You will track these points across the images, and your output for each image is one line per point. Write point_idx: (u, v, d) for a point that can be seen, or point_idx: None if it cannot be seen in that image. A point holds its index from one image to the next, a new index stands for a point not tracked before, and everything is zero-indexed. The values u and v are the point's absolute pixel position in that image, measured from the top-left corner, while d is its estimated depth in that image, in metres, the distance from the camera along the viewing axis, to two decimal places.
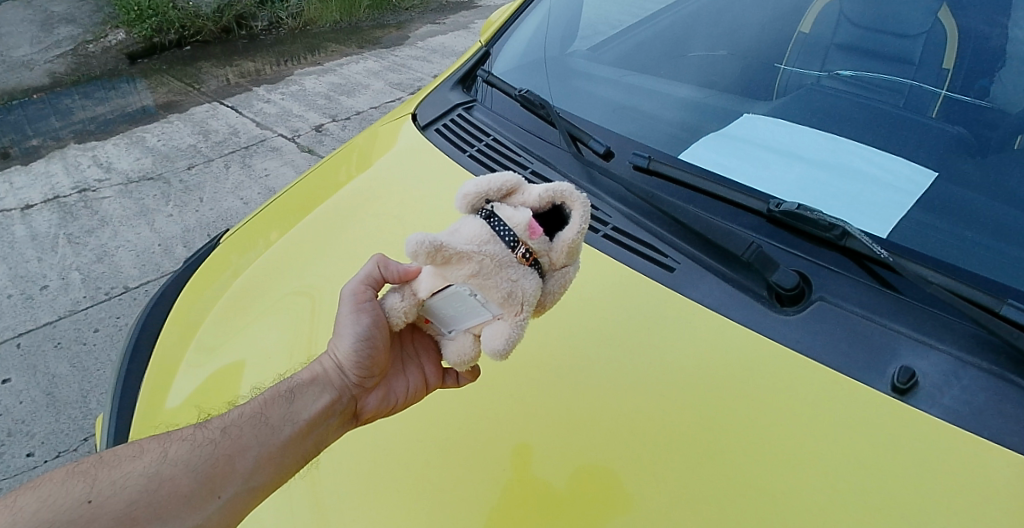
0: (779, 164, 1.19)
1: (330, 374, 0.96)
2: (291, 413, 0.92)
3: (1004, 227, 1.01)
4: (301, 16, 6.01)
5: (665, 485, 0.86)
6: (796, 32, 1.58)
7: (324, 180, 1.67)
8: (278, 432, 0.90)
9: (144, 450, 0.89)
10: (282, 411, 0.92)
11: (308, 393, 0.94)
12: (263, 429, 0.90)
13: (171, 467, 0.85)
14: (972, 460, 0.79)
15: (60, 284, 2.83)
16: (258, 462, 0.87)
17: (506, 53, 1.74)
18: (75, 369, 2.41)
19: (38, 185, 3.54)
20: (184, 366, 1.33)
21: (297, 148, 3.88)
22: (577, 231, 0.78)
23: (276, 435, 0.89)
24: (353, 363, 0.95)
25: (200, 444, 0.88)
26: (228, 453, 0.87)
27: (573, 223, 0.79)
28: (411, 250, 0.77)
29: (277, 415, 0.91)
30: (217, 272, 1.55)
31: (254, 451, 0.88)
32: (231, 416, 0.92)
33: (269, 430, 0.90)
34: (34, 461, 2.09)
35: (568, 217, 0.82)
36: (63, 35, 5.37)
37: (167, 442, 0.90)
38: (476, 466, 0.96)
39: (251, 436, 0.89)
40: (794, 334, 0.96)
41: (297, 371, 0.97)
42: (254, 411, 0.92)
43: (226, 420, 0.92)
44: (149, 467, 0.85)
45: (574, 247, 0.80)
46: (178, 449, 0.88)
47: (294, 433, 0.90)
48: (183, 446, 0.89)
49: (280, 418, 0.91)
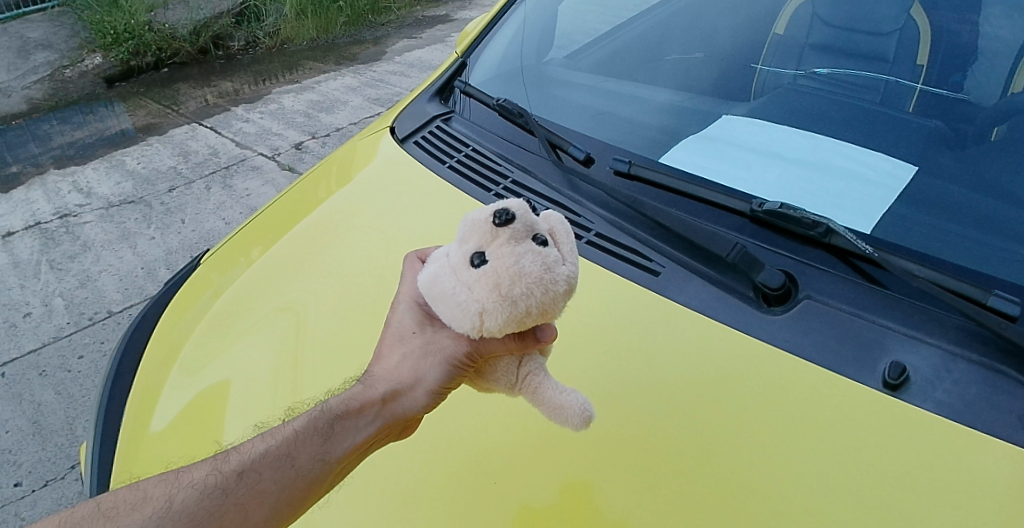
0: (760, 164, 1.19)
1: (380, 402, 0.88)
2: (324, 450, 0.87)
3: (985, 217, 1.01)
4: (278, 35, 6.05)
5: (652, 493, 0.84)
6: (770, 34, 1.60)
7: (304, 195, 1.65)
8: (302, 472, 0.86)
9: (146, 498, 0.86)
10: (314, 450, 0.88)
11: (354, 426, 0.88)
12: (288, 472, 0.86)
13: (175, 521, 0.83)
14: (972, 454, 0.77)
15: (44, 310, 2.78)
16: (276, 509, 0.85)
17: (483, 64, 1.74)
18: (60, 396, 2.36)
19: (19, 212, 3.50)
20: (168, 389, 1.30)
21: (278, 166, 3.86)
22: (467, 239, 0.78)
23: (297, 478, 0.86)
24: (423, 401, 0.89)
25: (207, 492, 0.86)
26: (241, 502, 0.85)
27: (469, 229, 0.78)
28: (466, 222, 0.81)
29: (306, 456, 0.87)
30: (198, 292, 1.53)
31: (273, 498, 0.85)
32: (249, 456, 0.88)
33: (293, 472, 0.86)
34: (22, 491, 2.03)
35: (551, 271, 0.73)
36: (40, 61, 5.34)
37: (175, 487, 0.88)
38: (468, 482, 0.93)
39: (270, 480, 0.86)
40: (783, 334, 0.95)
41: (342, 400, 0.89)
42: (279, 451, 0.88)
43: (245, 460, 0.89)
44: (149, 521, 0.83)
45: (532, 286, 0.72)
46: (185, 499, 0.85)
47: (323, 472, 0.87)
48: (190, 495, 0.86)
49: (308, 459, 0.87)
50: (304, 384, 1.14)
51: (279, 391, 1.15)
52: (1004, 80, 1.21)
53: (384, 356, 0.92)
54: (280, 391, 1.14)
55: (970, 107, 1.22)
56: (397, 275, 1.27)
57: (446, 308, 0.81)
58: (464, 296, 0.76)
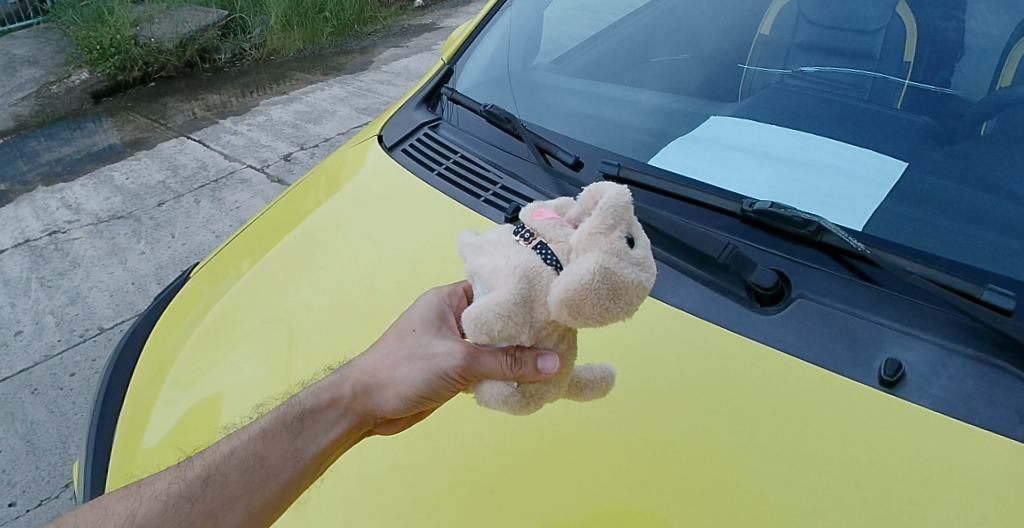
0: (750, 165, 1.18)
1: (352, 395, 0.90)
2: (295, 447, 0.87)
3: (976, 212, 1.01)
4: (264, 46, 6.06)
5: (654, 496, 0.82)
6: (756, 35, 1.60)
7: (292, 206, 1.64)
8: (276, 472, 0.85)
9: (110, 513, 0.83)
10: (284, 448, 0.87)
11: (322, 421, 0.88)
12: (256, 471, 0.85)
13: None
14: (969, 447, 0.77)
15: (35, 328, 2.75)
16: (249, 513, 0.82)
17: (470, 70, 1.73)
18: (53, 414, 2.33)
19: (8, 230, 3.47)
20: (160, 403, 1.28)
21: (267, 179, 3.85)
22: (609, 208, 0.62)
23: (269, 480, 0.84)
24: (391, 401, 0.88)
25: (172, 504, 0.83)
26: (209, 509, 0.83)
27: (603, 202, 0.63)
28: (590, 223, 0.62)
29: (276, 455, 0.86)
30: (189, 305, 1.51)
31: (244, 500, 0.83)
32: (214, 459, 0.87)
33: (262, 473, 0.85)
34: (16, 511, 2.00)
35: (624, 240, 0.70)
36: (26, 78, 5.32)
37: (138, 502, 0.85)
38: (458, 489, 0.91)
39: (240, 482, 0.84)
40: (778, 334, 0.94)
41: (314, 391, 0.91)
42: (247, 452, 0.87)
43: (210, 464, 0.87)
44: None
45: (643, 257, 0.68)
46: (150, 510, 0.82)
47: (296, 471, 0.85)
48: (154, 507, 0.83)
49: (279, 457, 0.86)
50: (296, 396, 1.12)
51: (268, 400, 1.13)
52: (991, 74, 1.21)
53: (366, 352, 0.95)
54: (271, 403, 1.12)
55: (958, 102, 1.22)
56: (386, 285, 1.26)
57: (609, 300, 0.59)
58: (644, 277, 0.61)
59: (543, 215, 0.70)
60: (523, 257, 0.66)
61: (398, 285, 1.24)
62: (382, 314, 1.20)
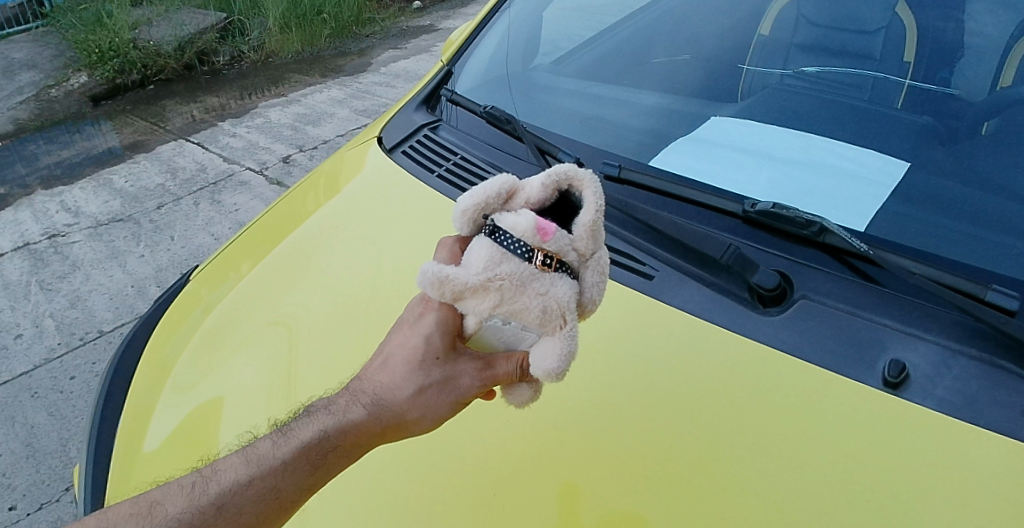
0: (751, 165, 1.18)
1: (382, 434, 0.80)
2: (310, 475, 0.79)
3: (978, 212, 1.00)
4: (262, 49, 6.06)
5: (657, 498, 0.82)
6: (755, 36, 1.60)
7: (292, 208, 1.63)
8: (289, 501, 0.80)
9: None
10: (300, 479, 0.79)
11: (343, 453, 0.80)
12: (269, 499, 0.79)
13: None
14: (975, 449, 0.76)
15: (34, 332, 2.75)
16: None
17: (469, 71, 1.73)
18: (52, 417, 2.33)
19: (8, 233, 3.47)
20: (161, 407, 1.27)
21: (266, 181, 3.84)
22: (601, 208, 0.76)
23: (283, 509, 0.80)
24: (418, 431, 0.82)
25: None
26: None
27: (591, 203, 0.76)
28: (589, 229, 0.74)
29: (292, 487, 0.79)
30: (189, 308, 1.50)
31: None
32: (228, 488, 0.80)
33: (277, 505, 0.79)
34: (16, 515, 1.99)
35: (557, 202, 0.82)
36: (25, 82, 5.33)
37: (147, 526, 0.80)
38: (459, 494, 0.90)
39: (255, 511, 0.78)
40: (781, 335, 0.93)
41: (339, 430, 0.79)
42: (263, 482, 0.79)
43: (222, 492, 0.80)
44: None
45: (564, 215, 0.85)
46: None
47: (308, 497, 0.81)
48: None
49: (294, 488, 0.80)
50: (297, 399, 1.11)
51: (271, 405, 1.12)
52: (991, 74, 1.21)
53: (388, 369, 0.81)
54: (273, 411, 1.12)
55: (958, 103, 1.22)
56: (386, 286, 1.25)
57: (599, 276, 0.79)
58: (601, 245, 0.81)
59: (552, 232, 0.73)
60: (567, 287, 0.73)
61: (398, 288, 1.24)
62: (382, 316, 1.19)
